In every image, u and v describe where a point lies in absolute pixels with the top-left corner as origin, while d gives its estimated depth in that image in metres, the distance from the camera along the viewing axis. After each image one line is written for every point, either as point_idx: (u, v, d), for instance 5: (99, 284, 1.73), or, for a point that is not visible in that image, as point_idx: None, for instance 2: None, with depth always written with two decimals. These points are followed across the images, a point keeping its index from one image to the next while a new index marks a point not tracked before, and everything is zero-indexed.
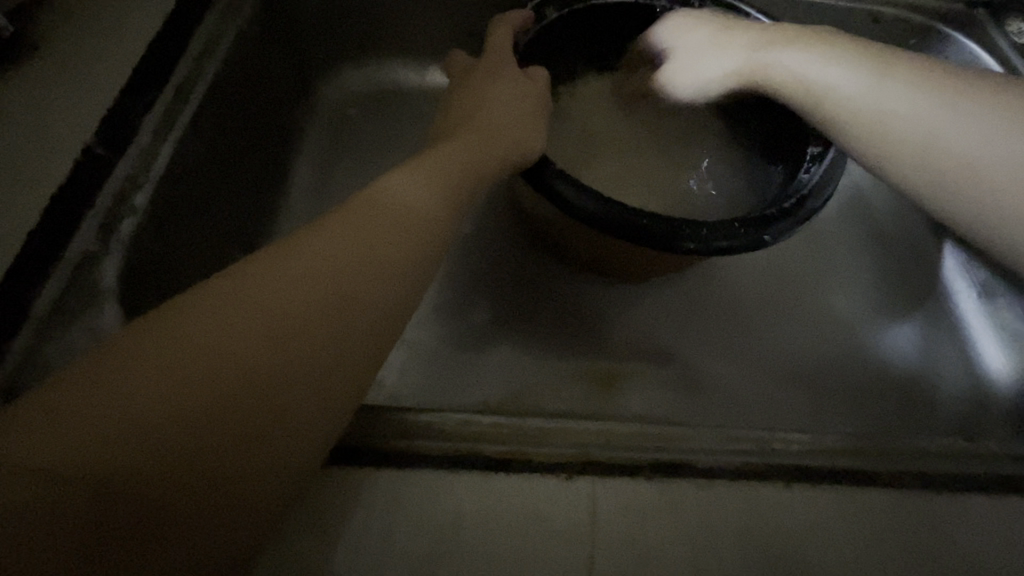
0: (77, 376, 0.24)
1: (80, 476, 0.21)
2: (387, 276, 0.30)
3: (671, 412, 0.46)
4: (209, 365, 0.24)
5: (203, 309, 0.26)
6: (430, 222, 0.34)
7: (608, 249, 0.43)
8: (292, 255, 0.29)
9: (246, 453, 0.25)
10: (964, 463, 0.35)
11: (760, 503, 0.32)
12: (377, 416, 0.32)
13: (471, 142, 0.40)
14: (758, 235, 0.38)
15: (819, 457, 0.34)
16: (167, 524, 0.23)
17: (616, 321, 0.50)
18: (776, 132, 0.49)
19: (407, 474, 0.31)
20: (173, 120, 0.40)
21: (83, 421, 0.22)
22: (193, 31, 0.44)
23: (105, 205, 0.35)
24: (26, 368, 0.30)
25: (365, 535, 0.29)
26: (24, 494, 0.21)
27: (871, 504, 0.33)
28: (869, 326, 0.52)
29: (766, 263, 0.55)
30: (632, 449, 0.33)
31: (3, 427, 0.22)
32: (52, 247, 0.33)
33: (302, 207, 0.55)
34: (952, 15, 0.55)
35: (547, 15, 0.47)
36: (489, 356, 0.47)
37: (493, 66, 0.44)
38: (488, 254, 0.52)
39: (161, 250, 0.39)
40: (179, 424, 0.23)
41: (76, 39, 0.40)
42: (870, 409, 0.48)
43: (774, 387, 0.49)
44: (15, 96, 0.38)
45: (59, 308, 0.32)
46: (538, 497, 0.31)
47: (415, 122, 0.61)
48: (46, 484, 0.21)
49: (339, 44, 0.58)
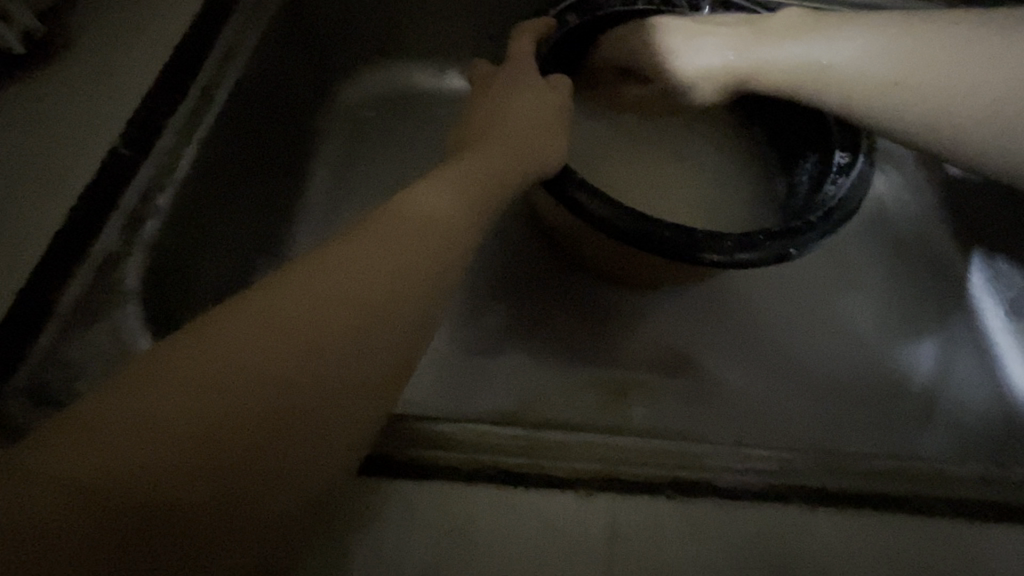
0: (112, 391, 0.24)
1: (117, 489, 0.22)
2: (411, 292, 0.30)
3: (689, 427, 0.45)
4: (233, 383, 0.24)
5: (231, 324, 0.26)
6: (452, 234, 0.33)
7: (628, 259, 0.42)
8: (321, 269, 0.29)
9: (276, 464, 0.25)
10: (997, 490, 0.33)
11: (785, 524, 0.31)
12: (399, 426, 0.32)
13: (494, 152, 0.39)
14: (782, 248, 0.37)
15: (842, 480, 0.33)
16: (201, 533, 0.23)
17: (635, 331, 0.50)
18: (801, 135, 0.48)
19: (424, 486, 0.31)
20: (198, 120, 0.40)
21: (111, 440, 0.22)
22: (219, 34, 0.44)
23: (130, 205, 0.36)
24: (50, 364, 0.31)
25: (384, 544, 0.29)
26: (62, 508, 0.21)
27: (897, 528, 0.32)
28: (892, 346, 0.51)
29: (787, 276, 0.54)
30: (652, 467, 0.32)
31: (42, 440, 0.23)
32: (78, 246, 0.34)
33: (320, 208, 0.55)
34: None
35: (570, 22, 0.47)
36: (505, 364, 0.47)
37: (515, 72, 0.44)
38: (505, 261, 0.52)
39: (183, 250, 0.39)
40: (210, 441, 0.23)
41: (105, 40, 0.41)
42: (893, 428, 0.47)
43: (794, 403, 0.48)
44: (45, 96, 0.38)
45: (83, 306, 0.32)
46: (557, 511, 0.31)
47: (434, 126, 0.61)
48: (79, 500, 0.21)
49: (359, 47, 0.58)
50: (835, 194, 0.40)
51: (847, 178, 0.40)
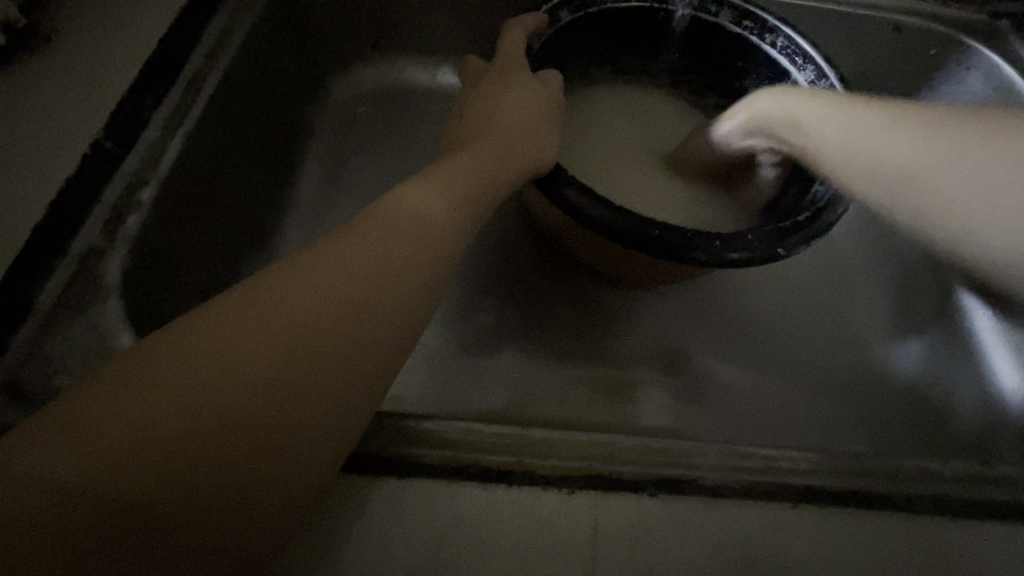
0: (91, 389, 0.23)
1: (96, 488, 0.21)
2: (399, 290, 0.30)
3: (678, 425, 0.45)
4: (217, 381, 0.24)
5: (215, 322, 0.26)
6: (440, 231, 0.33)
7: (617, 257, 0.42)
8: (306, 268, 0.28)
9: (261, 461, 0.24)
10: (981, 488, 0.34)
11: (772, 522, 0.31)
12: (384, 423, 0.32)
13: (484, 151, 0.39)
14: (771, 249, 0.37)
15: (827, 478, 0.33)
16: (183, 530, 0.23)
17: (626, 329, 0.50)
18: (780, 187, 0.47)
19: (408, 483, 0.31)
20: (184, 113, 0.40)
21: (90, 439, 0.22)
22: (206, 27, 0.44)
23: (112, 199, 0.35)
24: (28, 359, 0.30)
25: (365, 541, 0.29)
26: (38, 509, 0.21)
27: (882, 526, 0.32)
28: (880, 345, 0.51)
29: (777, 276, 0.54)
30: (638, 465, 0.32)
31: (16, 439, 0.22)
32: (58, 240, 0.33)
33: (310, 204, 0.55)
34: (975, 27, 0.54)
35: (562, 18, 0.46)
36: (494, 362, 0.47)
37: (505, 69, 0.43)
38: (496, 259, 0.52)
39: (168, 245, 0.38)
40: (196, 438, 0.23)
41: (89, 32, 0.40)
42: (880, 428, 0.47)
43: (783, 402, 0.48)
44: (27, 88, 0.38)
45: (63, 301, 0.32)
46: (542, 511, 0.30)
47: (425, 122, 0.60)
48: (55, 501, 0.21)
49: (351, 42, 0.58)
50: (824, 195, 0.40)
51: (836, 180, 0.40)
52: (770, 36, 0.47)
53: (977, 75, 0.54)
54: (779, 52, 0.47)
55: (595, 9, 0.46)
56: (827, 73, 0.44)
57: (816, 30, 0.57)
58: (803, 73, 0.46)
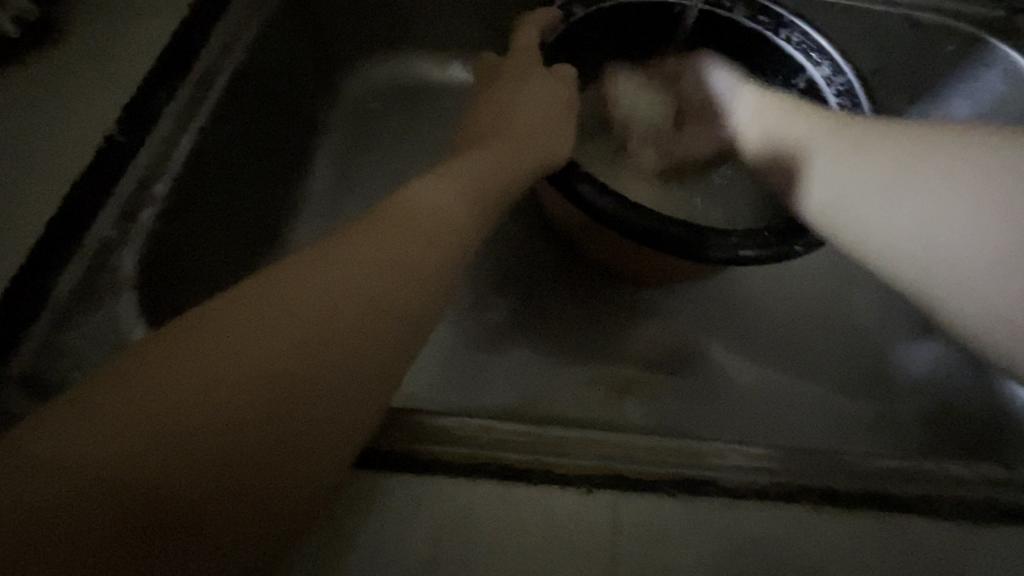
0: (110, 380, 0.23)
1: (116, 478, 0.21)
2: (417, 286, 0.29)
3: (693, 424, 0.45)
4: (234, 375, 0.24)
5: (234, 315, 0.25)
6: (456, 228, 0.33)
7: (633, 254, 0.42)
8: (326, 263, 0.28)
9: (278, 456, 0.24)
10: (1002, 490, 0.33)
11: (792, 520, 0.31)
12: (399, 420, 0.32)
13: (501, 148, 0.39)
14: (787, 247, 0.36)
15: (850, 480, 0.32)
16: (197, 524, 0.22)
17: (639, 327, 0.49)
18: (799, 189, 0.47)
19: (424, 480, 0.30)
20: (197, 107, 0.40)
21: (110, 429, 0.22)
22: (218, 21, 0.43)
23: (128, 191, 0.35)
24: (43, 351, 0.30)
25: (381, 540, 0.29)
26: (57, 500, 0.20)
27: (904, 528, 0.31)
28: (895, 346, 0.51)
29: (792, 274, 0.54)
30: (656, 464, 0.32)
31: (34, 429, 0.22)
32: (72, 231, 0.33)
33: (322, 199, 0.54)
34: (997, 23, 0.53)
35: (576, 13, 0.45)
36: (506, 359, 0.46)
37: (520, 65, 0.43)
38: (509, 258, 0.52)
39: (180, 238, 0.38)
40: (215, 430, 0.23)
41: (103, 25, 0.40)
42: (895, 428, 0.47)
43: (797, 402, 0.47)
44: (41, 80, 0.37)
45: (79, 292, 0.32)
46: (562, 513, 0.30)
47: (436, 117, 0.60)
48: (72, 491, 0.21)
49: (362, 37, 0.57)
50: None
51: None
52: (785, 31, 0.46)
53: (998, 73, 0.53)
54: (794, 47, 0.46)
55: (610, 5, 0.46)
56: (844, 69, 0.45)
57: (832, 26, 0.56)
58: (819, 69, 0.45)
